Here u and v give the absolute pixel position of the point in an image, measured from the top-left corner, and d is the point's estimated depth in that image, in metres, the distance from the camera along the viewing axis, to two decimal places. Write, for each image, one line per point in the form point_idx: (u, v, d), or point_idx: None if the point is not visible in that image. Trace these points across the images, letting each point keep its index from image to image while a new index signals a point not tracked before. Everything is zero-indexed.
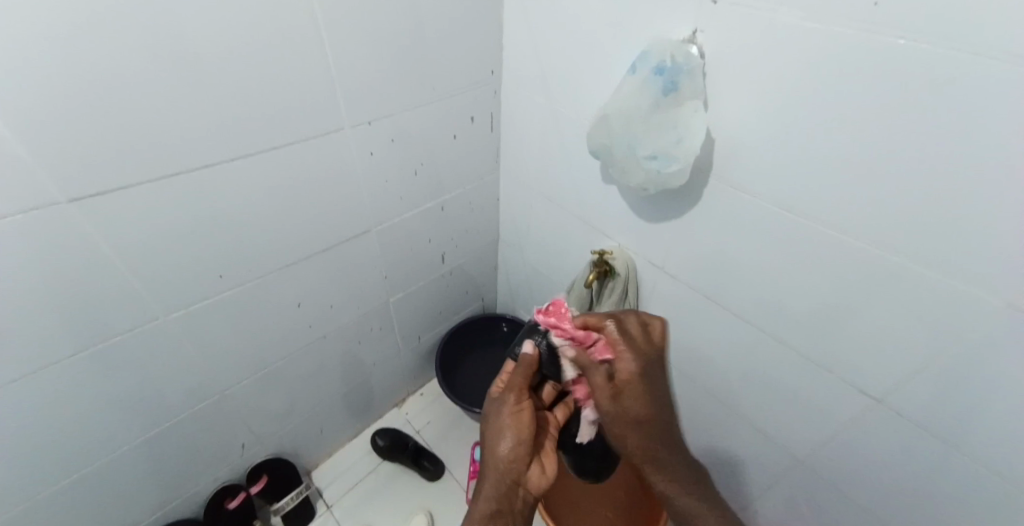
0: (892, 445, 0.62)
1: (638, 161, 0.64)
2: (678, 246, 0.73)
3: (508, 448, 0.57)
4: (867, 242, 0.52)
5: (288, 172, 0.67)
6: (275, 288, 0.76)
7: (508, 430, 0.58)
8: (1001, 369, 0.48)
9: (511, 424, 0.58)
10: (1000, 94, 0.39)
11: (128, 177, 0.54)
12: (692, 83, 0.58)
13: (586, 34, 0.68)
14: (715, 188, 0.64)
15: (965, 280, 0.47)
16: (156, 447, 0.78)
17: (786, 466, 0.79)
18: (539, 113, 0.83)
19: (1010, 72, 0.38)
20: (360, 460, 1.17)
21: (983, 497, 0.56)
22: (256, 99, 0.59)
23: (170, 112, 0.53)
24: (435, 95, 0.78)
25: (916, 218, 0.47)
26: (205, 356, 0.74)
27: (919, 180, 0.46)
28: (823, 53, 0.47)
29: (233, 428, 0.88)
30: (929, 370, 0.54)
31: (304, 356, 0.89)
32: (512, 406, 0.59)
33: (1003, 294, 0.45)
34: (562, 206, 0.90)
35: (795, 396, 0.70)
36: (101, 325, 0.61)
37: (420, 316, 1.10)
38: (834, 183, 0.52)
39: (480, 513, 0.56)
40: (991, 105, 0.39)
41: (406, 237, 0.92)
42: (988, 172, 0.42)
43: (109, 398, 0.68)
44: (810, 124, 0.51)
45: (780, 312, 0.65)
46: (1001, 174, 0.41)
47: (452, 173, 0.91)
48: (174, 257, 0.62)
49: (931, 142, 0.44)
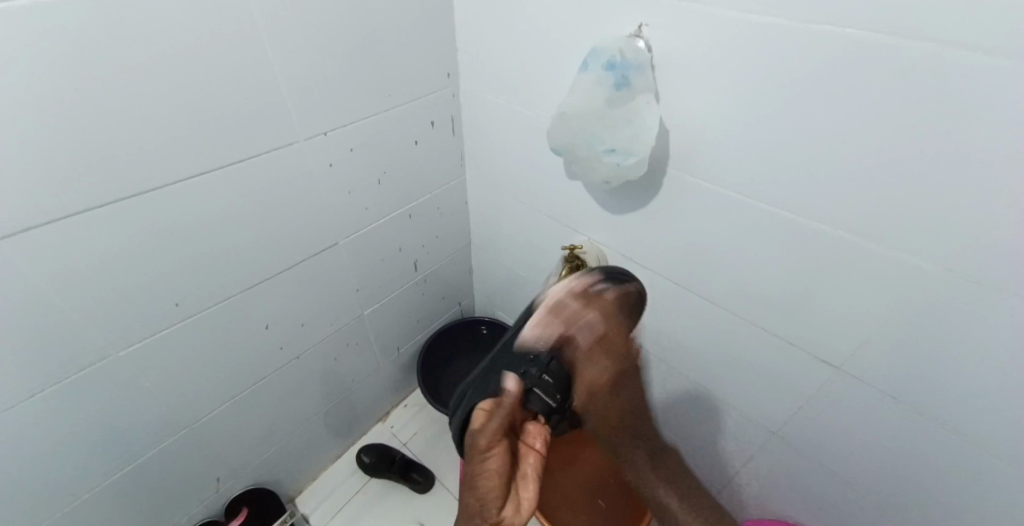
0: (852, 410, 0.65)
1: (598, 154, 0.65)
2: (644, 235, 0.75)
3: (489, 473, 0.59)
4: (820, 213, 0.55)
5: (249, 186, 0.66)
6: (244, 306, 0.75)
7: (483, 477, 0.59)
8: (962, 326, 0.50)
9: (491, 464, 0.59)
10: (929, 58, 0.41)
11: (81, 201, 0.52)
12: (642, 76, 0.60)
13: (534, 37, 0.70)
14: (674, 177, 0.66)
15: (926, 242, 0.49)
16: (129, 485, 0.75)
17: (764, 441, 0.81)
18: (499, 115, 0.84)
19: (948, 50, 0.40)
20: (347, 479, 1.15)
21: (959, 451, 0.58)
22: (207, 111, 0.57)
23: (118, 135, 0.52)
24: (394, 102, 0.79)
25: (860, 191, 0.50)
26: (175, 384, 0.72)
27: (875, 155, 0.48)
28: (768, 40, 0.49)
29: (212, 457, 0.85)
30: (890, 335, 0.57)
31: (280, 375, 0.88)
32: (489, 448, 0.59)
33: (960, 254, 0.47)
34: (531, 204, 0.91)
35: (766, 372, 0.73)
36: (59, 363, 0.58)
37: (397, 326, 1.09)
38: (793, 163, 0.54)
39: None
40: (932, 78, 0.42)
41: (373, 247, 0.91)
42: (933, 141, 0.44)
43: (74, 438, 0.64)
44: (764, 107, 0.53)
45: (746, 290, 0.68)
46: (952, 139, 0.43)
47: (418, 181, 0.91)
48: (131, 286, 0.60)
49: (871, 115, 0.46)
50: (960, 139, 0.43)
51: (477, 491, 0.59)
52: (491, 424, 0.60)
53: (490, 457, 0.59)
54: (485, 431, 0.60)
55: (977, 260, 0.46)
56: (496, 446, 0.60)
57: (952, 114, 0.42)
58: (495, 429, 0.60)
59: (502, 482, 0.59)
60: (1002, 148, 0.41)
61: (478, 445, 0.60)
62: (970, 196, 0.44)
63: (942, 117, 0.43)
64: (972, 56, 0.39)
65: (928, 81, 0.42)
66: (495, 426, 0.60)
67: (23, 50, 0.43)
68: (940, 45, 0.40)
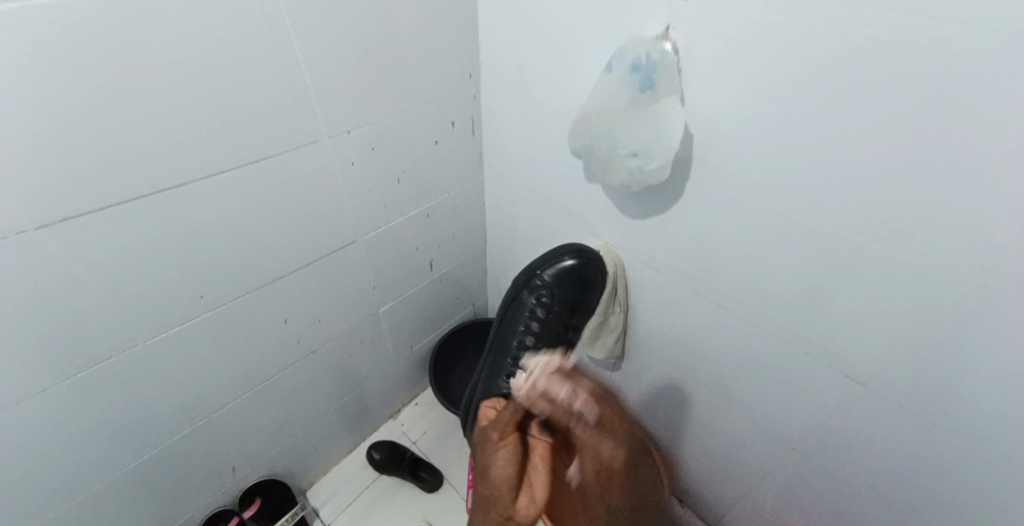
0: (873, 427, 0.63)
1: (619, 156, 0.64)
2: (663, 240, 0.74)
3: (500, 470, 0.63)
4: (846, 223, 0.53)
5: (268, 182, 0.67)
6: (261, 300, 0.75)
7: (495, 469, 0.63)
8: (997, 343, 0.48)
9: (501, 455, 0.64)
10: (969, 65, 0.40)
11: (103, 195, 0.53)
12: (667, 79, 0.59)
13: (556, 38, 0.70)
14: (696, 181, 0.64)
15: (961, 256, 0.47)
16: (144, 475, 0.76)
17: (781, 455, 0.79)
18: (518, 116, 0.84)
19: (988, 59, 0.39)
20: (357, 475, 1.15)
21: (990, 474, 0.55)
22: (228, 108, 0.58)
23: (143, 130, 0.53)
24: (414, 101, 0.79)
25: (889, 201, 0.49)
26: (192, 375, 0.73)
27: (909, 165, 0.46)
28: (797, 45, 0.48)
29: (225, 449, 0.86)
30: (918, 350, 0.54)
31: (294, 370, 0.88)
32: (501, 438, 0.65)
33: (998, 268, 0.45)
34: (549, 207, 0.90)
35: (786, 384, 0.71)
36: (81, 351, 0.60)
37: (411, 324, 1.09)
38: (821, 170, 0.52)
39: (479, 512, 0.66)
40: (971, 87, 0.40)
41: (389, 245, 0.91)
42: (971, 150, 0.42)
43: (93, 425, 0.66)
44: (790, 113, 0.52)
45: (766, 300, 0.66)
46: (993, 149, 0.41)
47: (436, 181, 0.91)
48: (151, 277, 0.61)
49: (904, 125, 0.45)
50: (997, 152, 0.41)
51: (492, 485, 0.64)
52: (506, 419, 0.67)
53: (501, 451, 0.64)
54: (497, 424, 0.67)
55: (1015, 275, 0.44)
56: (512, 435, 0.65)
57: (993, 123, 0.40)
58: (511, 422, 0.67)
59: (513, 476, 0.63)
60: None
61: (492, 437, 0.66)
62: (1010, 208, 0.42)
63: (980, 126, 0.41)
64: (1010, 66, 0.38)
65: (967, 90, 0.40)
66: (509, 420, 0.67)
67: (55, 48, 0.45)
68: (979, 53, 0.39)
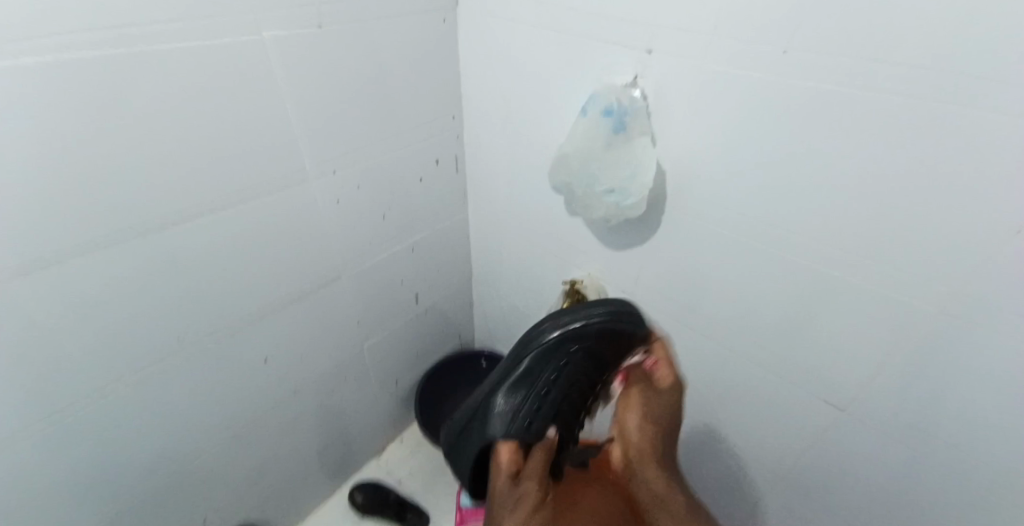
0: (853, 449, 0.65)
1: (598, 193, 0.67)
2: (642, 270, 0.77)
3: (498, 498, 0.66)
4: (817, 251, 0.56)
5: (258, 220, 0.68)
6: (246, 338, 0.75)
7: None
8: (956, 359, 0.51)
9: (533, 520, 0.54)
10: (915, 107, 0.44)
11: (95, 234, 0.53)
12: (638, 121, 0.63)
13: (534, 84, 0.73)
14: (671, 214, 0.68)
15: (917, 278, 0.50)
16: (121, 522, 0.73)
17: (765, 480, 0.80)
18: (501, 154, 0.87)
19: (929, 101, 0.43)
20: (341, 518, 1.12)
21: (967, 490, 0.57)
22: (224, 149, 0.60)
23: (134, 172, 0.54)
24: (401, 141, 0.82)
25: (853, 230, 0.52)
26: (175, 416, 0.71)
27: (868, 196, 0.50)
28: (756, 91, 0.53)
29: (205, 494, 0.84)
30: (887, 370, 0.57)
31: (278, 408, 0.87)
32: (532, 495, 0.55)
33: (953, 287, 0.48)
34: (530, 240, 0.93)
35: (765, 408, 0.73)
36: (64, 394, 0.59)
37: (397, 359, 1.09)
38: (786, 203, 0.56)
39: None
40: (916, 124, 0.44)
41: (375, 281, 0.92)
42: (922, 179, 0.46)
43: (71, 472, 0.64)
44: (755, 150, 0.56)
45: (743, 325, 0.69)
46: (941, 178, 0.45)
47: (422, 217, 0.94)
48: (137, 317, 0.61)
49: (862, 160, 0.49)
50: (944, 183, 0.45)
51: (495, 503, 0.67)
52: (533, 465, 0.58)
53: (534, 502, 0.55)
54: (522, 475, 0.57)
55: (969, 291, 0.48)
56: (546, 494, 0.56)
57: (938, 156, 0.44)
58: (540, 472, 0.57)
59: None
60: (985, 187, 0.43)
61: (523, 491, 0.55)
62: (959, 232, 0.46)
63: (928, 157, 0.45)
64: (954, 105, 0.42)
65: (914, 127, 0.45)
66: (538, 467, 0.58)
67: (57, 93, 0.46)
68: (920, 96, 0.43)
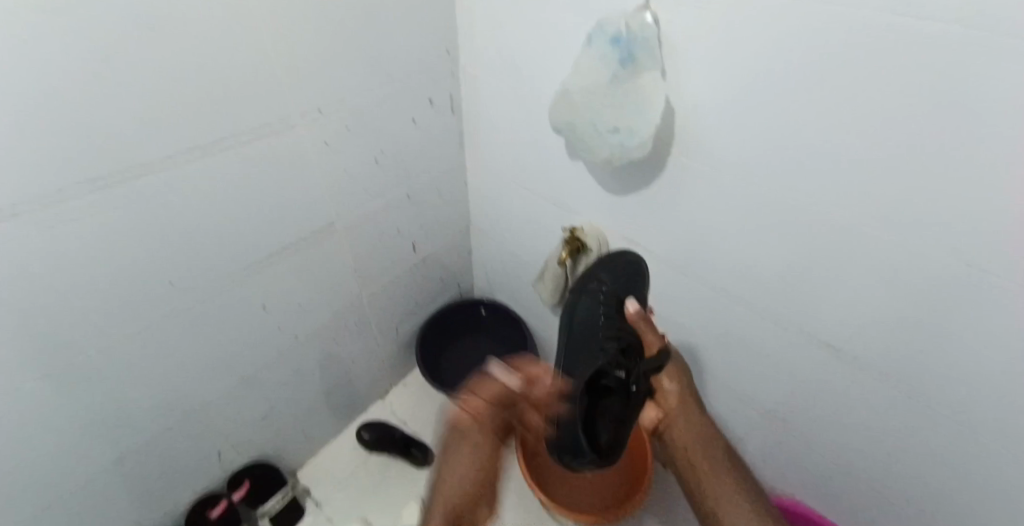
0: (853, 390, 0.66)
1: (601, 133, 0.64)
2: (646, 217, 0.75)
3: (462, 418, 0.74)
4: (829, 199, 0.53)
5: (242, 167, 0.64)
6: (242, 287, 0.74)
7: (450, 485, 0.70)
8: (967, 308, 0.50)
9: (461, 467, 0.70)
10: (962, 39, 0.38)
11: (67, 186, 0.50)
12: (649, 50, 0.58)
13: (535, 14, 0.68)
14: (678, 156, 0.64)
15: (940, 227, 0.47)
16: (129, 461, 0.76)
17: (760, 417, 0.82)
18: (498, 94, 0.82)
19: (977, 33, 0.37)
20: (347, 455, 1.16)
21: (966, 430, 0.58)
22: (198, 92, 0.55)
23: (103, 114, 0.49)
24: (390, 79, 0.76)
25: (871, 178, 0.49)
26: (175, 363, 0.72)
27: (900, 141, 0.45)
28: (777, 21, 0.47)
29: (214, 435, 0.86)
30: (895, 317, 0.56)
31: (280, 356, 0.87)
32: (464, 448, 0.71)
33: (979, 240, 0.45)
34: (530, 186, 0.89)
35: (765, 352, 0.73)
36: (60, 343, 0.58)
37: (397, 306, 1.09)
38: (800, 144, 0.52)
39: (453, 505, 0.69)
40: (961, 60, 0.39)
41: (371, 229, 0.89)
42: (964, 124, 0.41)
43: (76, 414, 0.65)
44: (773, 88, 0.51)
45: (747, 273, 0.67)
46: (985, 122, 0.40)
47: (416, 162, 0.90)
48: (125, 268, 0.59)
49: (890, 102, 0.44)
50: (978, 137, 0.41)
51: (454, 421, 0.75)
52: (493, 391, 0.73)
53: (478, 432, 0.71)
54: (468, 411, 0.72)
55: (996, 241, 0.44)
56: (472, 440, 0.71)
57: (984, 99, 0.39)
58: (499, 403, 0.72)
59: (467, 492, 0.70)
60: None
61: (466, 422, 0.72)
62: (996, 183, 0.42)
63: (970, 99, 0.40)
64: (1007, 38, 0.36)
65: (961, 64, 0.39)
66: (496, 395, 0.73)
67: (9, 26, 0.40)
68: (967, 29, 0.37)
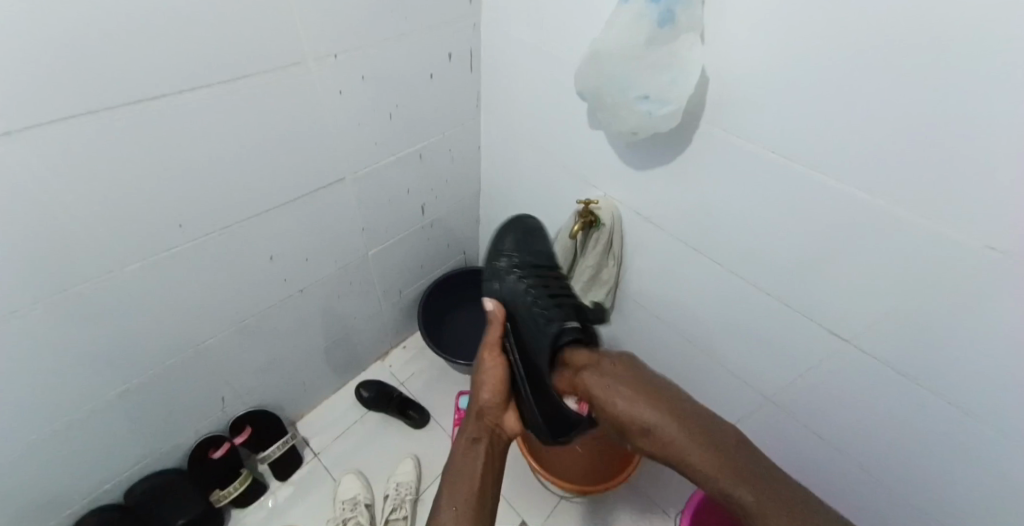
0: (859, 388, 0.64)
1: (629, 100, 0.61)
2: (664, 194, 0.72)
3: (485, 401, 0.71)
4: (861, 186, 0.50)
5: (253, 109, 0.62)
6: (247, 235, 0.72)
7: (488, 382, 0.71)
8: (992, 309, 0.47)
9: (490, 380, 0.71)
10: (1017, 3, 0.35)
11: (68, 108, 0.48)
12: (691, 12, 0.54)
13: None
14: (706, 132, 0.61)
15: (973, 223, 0.44)
16: (131, 399, 0.76)
17: (760, 406, 0.81)
18: (522, 53, 0.78)
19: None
20: (345, 411, 1.17)
21: (973, 437, 0.56)
22: (211, 19, 0.52)
23: (104, 37, 0.47)
24: (409, 29, 0.72)
25: (910, 165, 0.46)
26: (176, 305, 0.71)
27: (939, 123, 0.43)
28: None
29: (214, 381, 0.86)
30: (912, 314, 0.54)
31: (282, 307, 0.87)
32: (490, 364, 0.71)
33: (1006, 238, 0.43)
34: (547, 153, 0.86)
35: (773, 341, 0.71)
36: (61, 276, 0.57)
37: (402, 268, 1.08)
38: (838, 126, 0.49)
39: (467, 443, 0.69)
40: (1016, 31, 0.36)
41: (381, 186, 0.87)
42: (1007, 99, 0.39)
43: (78, 349, 0.65)
44: (816, 61, 0.48)
45: (763, 258, 0.65)
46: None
47: (431, 120, 0.87)
48: (128, 205, 0.58)
49: (937, 77, 0.41)
50: None
51: (476, 408, 0.72)
52: (492, 339, 0.72)
53: (492, 367, 0.71)
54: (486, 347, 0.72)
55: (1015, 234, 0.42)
56: (498, 360, 0.71)
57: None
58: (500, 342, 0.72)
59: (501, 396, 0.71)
60: None
61: (487, 358, 0.71)
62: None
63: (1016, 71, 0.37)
64: None
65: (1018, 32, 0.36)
66: (495, 340, 0.72)
67: None
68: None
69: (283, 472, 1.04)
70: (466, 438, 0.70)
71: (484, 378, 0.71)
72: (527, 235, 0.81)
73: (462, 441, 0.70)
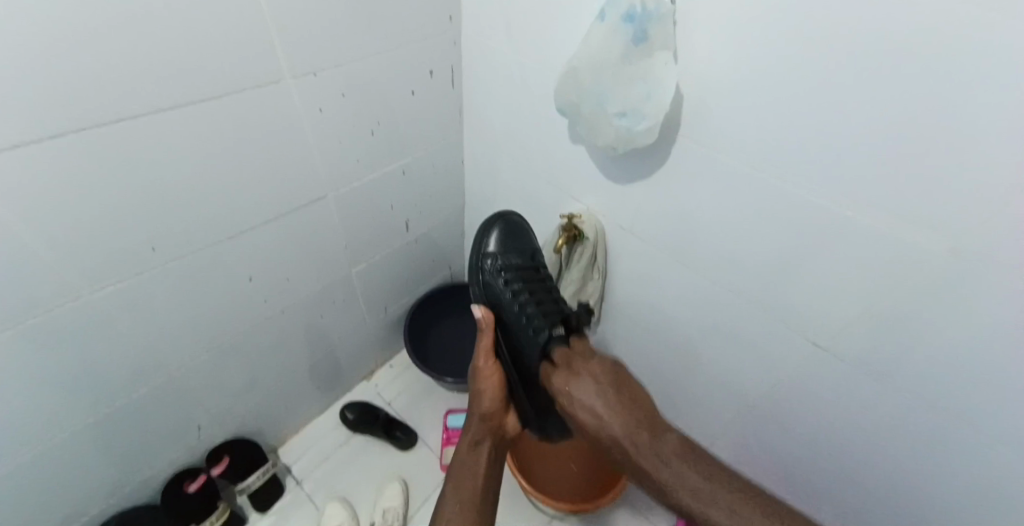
0: (840, 393, 0.66)
1: (607, 116, 0.62)
2: (645, 205, 0.73)
3: (486, 408, 0.71)
4: (832, 193, 0.52)
5: (232, 125, 0.62)
6: (226, 254, 0.71)
7: (486, 389, 0.70)
8: (964, 309, 0.49)
9: (487, 388, 0.70)
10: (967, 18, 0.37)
11: (39, 125, 0.47)
12: (663, 29, 0.55)
13: None
14: (683, 144, 0.63)
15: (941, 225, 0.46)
16: (103, 427, 0.73)
17: (746, 414, 0.82)
18: (501, 69, 0.80)
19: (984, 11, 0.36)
20: (329, 433, 1.14)
21: (953, 434, 0.57)
22: (188, 37, 0.53)
23: (80, 56, 0.47)
24: (388, 46, 0.73)
25: (879, 171, 0.48)
26: (151, 327, 0.69)
27: (903, 131, 0.45)
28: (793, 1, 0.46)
29: (192, 406, 0.84)
30: (887, 318, 0.55)
31: (264, 327, 0.85)
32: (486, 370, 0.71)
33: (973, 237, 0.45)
34: (528, 168, 0.87)
35: (755, 349, 0.72)
36: (31, 301, 0.56)
37: (386, 284, 1.07)
38: (809, 137, 0.51)
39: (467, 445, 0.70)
40: (969, 44, 0.38)
41: (363, 202, 0.87)
42: (965, 107, 0.40)
43: (48, 376, 0.62)
44: (784, 75, 0.50)
45: (743, 267, 0.66)
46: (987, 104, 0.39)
47: (413, 136, 0.87)
48: (102, 226, 0.57)
49: (899, 87, 0.43)
50: (988, 122, 0.40)
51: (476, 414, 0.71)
52: (483, 347, 0.71)
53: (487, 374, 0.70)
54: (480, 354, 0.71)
55: (981, 234, 0.44)
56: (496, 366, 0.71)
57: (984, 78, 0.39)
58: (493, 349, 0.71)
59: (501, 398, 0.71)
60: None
61: (482, 365, 0.71)
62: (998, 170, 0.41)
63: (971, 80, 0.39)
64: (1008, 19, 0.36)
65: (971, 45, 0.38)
66: (488, 348, 0.71)
67: None
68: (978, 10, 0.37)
69: (264, 502, 1.01)
70: (468, 441, 0.70)
71: (480, 383, 0.71)
72: (512, 234, 0.79)
73: (464, 444, 0.70)
